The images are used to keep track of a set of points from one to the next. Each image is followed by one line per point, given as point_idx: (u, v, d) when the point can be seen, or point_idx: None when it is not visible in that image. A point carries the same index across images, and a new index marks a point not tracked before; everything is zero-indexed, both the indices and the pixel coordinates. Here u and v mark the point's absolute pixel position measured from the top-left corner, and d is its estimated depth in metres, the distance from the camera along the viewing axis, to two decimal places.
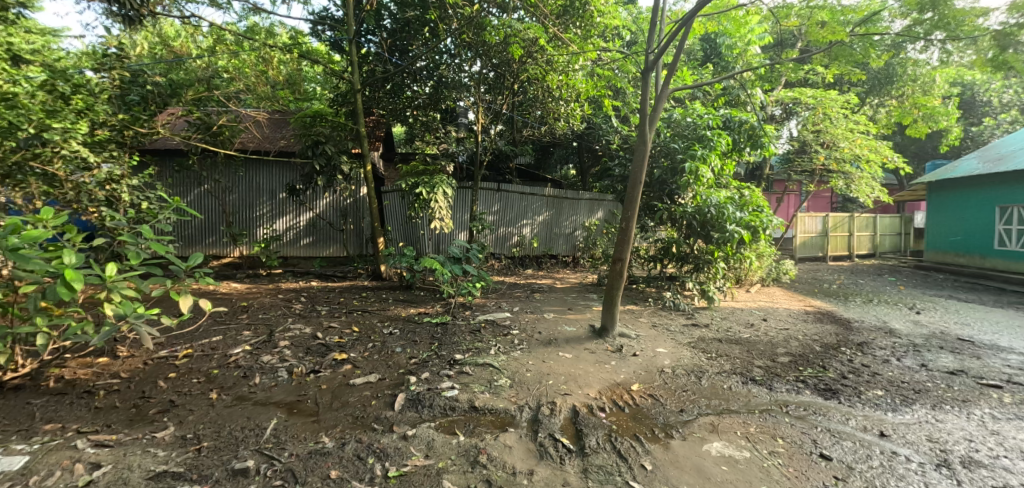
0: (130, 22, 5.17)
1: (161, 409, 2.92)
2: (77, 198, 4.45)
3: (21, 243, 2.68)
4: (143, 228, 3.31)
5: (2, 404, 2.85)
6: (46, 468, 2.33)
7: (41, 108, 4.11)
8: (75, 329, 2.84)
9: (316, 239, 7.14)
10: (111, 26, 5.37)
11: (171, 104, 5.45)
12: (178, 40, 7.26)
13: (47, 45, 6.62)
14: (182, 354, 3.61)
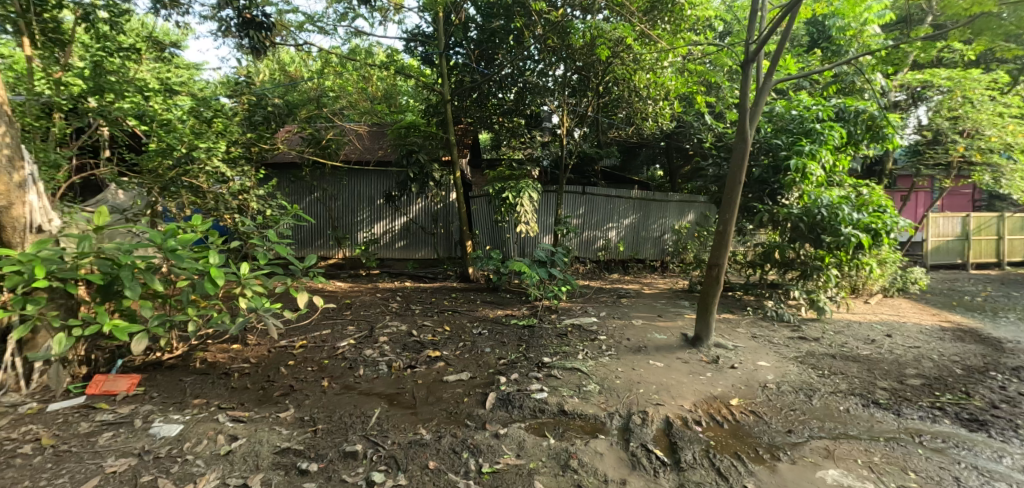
0: (256, 53, 5.91)
1: (283, 392, 3.25)
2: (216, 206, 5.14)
3: (178, 245, 3.16)
4: (269, 232, 3.69)
5: (163, 379, 3.37)
6: (196, 436, 2.72)
7: (190, 131, 4.83)
8: (218, 319, 3.29)
9: (409, 242, 7.59)
10: (241, 58, 6.21)
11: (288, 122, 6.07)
12: (293, 65, 8.11)
13: (194, 77, 7.76)
14: (298, 344, 4.01)
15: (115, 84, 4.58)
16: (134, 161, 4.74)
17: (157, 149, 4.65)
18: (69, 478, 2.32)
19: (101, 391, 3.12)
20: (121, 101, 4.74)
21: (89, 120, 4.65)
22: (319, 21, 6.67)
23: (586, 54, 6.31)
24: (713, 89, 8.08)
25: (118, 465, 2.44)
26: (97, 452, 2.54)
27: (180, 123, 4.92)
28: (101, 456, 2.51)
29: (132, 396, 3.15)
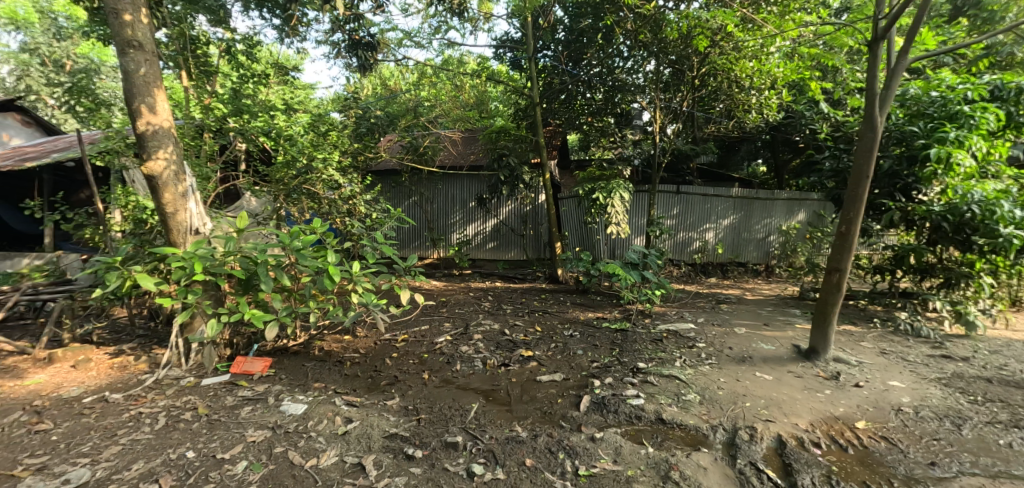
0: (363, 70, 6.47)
1: (389, 382, 3.50)
2: (330, 210, 5.66)
3: (302, 245, 3.53)
4: (377, 233, 3.99)
5: (290, 363, 3.81)
6: (317, 416, 3.02)
7: (310, 144, 5.37)
8: (335, 311, 3.63)
9: (500, 243, 7.82)
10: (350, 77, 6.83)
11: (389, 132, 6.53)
12: (393, 79, 8.72)
13: (310, 95, 8.65)
14: (401, 338, 4.30)
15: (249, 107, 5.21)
16: (265, 172, 5.40)
17: (283, 161, 5.23)
18: (220, 444, 2.71)
19: (241, 370, 3.59)
20: (256, 120, 5.30)
21: (229, 138, 5.32)
22: (416, 37, 7.12)
23: (681, 47, 6.14)
24: (828, 73, 7.43)
25: (256, 436, 2.80)
26: (240, 423, 2.94)
27: (301, 136, 5.46)
28: (244, 427, 2.91)
29: (265, 376, 3.59)
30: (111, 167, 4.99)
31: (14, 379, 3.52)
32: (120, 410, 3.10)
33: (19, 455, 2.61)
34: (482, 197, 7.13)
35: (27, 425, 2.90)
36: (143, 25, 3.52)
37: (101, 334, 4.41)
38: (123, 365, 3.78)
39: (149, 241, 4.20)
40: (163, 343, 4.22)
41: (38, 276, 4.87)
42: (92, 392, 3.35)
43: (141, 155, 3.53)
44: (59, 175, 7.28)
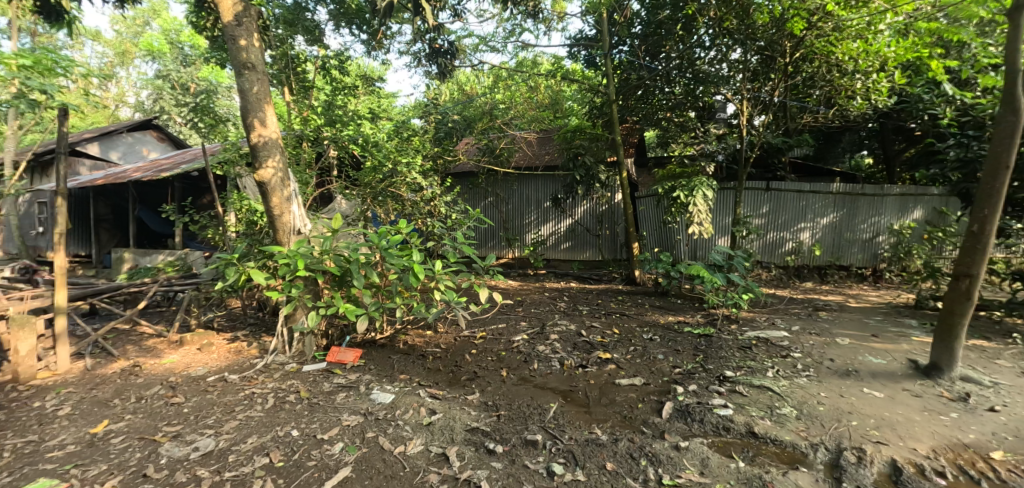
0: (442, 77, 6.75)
1: (469, 377, 3.62)
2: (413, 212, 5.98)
3: (390, 244, 3.74)
4: (457, 233, 4.13)
5: (379, 355, 4.07)
6: (404, 405, 3.20)
7: (395, 149, 5.71)
8: (419, 307, 3.81)
9: (574, 243, 7.75)
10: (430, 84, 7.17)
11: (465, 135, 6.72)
12: (469, 83, 9.00)
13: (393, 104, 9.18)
14: (479, 335, 4.42)
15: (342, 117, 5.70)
16: (355, 176, 5.82)
17: (371, 166, 5.62)
18: (320, 426, 2.97)
19: (336, 359, 3.90)
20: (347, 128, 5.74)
21: (323, 146, 5.80)
22: (491, 41, 7.30)
23: (771, 31, 5.72)
24: (953, 49, 6.51)
25: (351, 420, 3.03)
26: (336, 407, 3.20)
27: (387, 142, 5.80)
28: (339, 411, 3.16)
29: (357, 365, 3.87)
30: (228, 175, 5.65)
31: (155, 358, 4.12)
32: (236, 389, 3.51)
33: (161, 423, 3.05)
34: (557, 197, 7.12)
35: (166, 398, 3.38)
36: (255, 47, 3.94)
37: (220, 321, 5.02)
38: (237, 350, 4.27)
39: (259, 240, 4.71)
40: (270, 331, 4.71)
41: (172, 270, 5.66)
42: (214, 372, 3.81)
43: (254, 164, 3.96)
44: (187, 183, 8.40)
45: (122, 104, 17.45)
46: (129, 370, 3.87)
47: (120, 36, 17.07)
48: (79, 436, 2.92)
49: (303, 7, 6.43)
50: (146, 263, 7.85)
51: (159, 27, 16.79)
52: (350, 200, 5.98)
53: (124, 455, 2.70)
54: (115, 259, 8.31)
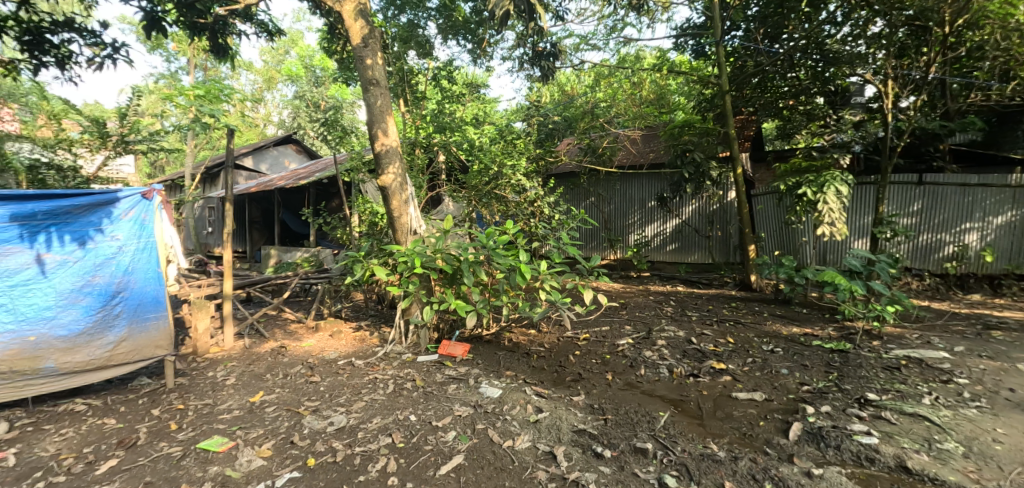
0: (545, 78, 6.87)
1: (574, 378, 3.63)
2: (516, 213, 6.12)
3: (497, 244, 3.88)
4: (562, 234, 4.17)
5: (486, 350, 4.27)
6: (511, 401, 3.31)
7: (501, 152, 5.94)
8: (525, 306, 3.90)
9: (681, 245, 7.38)
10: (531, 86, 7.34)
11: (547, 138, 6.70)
12: (570, 84, 9.00)
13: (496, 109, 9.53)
14: (582, 337, 4.41)
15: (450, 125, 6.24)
16: (463, 179, 6.18)
17: (479, 169, 5.92)
18: (434, 413, 3.19)
19: (446, 352, 4.16)
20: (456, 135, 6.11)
21: (433, 152, 6.16)
22: (592, 39, 7.22)
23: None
24: None
25: (462, 411, 3.21)
26: (448, 397, 3.41)
27: (493, 146, 6.04)
28: (451, 401, 3.36)
29: (465, 359, 4.09)
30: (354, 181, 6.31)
31: (297, 341, 4.76)
32: (362, 373, 3.91)
33: (303, 398, 3.51)
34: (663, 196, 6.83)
35: (306, 377, 3.89)
36: (378, 65, 4.34)
37: (346, 311, 5.65)
38: (362, 338, 4.76)
39: (380, 239, 5.19)
40: (388, 323, 5.19)
41: (308, 266, 6.49)
42: (344, 357, 4.30)
43: (377, 171, 4.37)
44: (320, 188, 9.54)
45: (268, 122, 20.37)
46: (277, 350, 4.52)
47: (268, 65, 19.86)
48: (242, 403, 3.48)
49: (416, 24, 6.95)
50: (288, 258, 9.10)
51: (297, 54, 19.34)
52: (458, 202, 6.34)
53: (276, 423, 3.17)
54: (264, 254, 9.76)
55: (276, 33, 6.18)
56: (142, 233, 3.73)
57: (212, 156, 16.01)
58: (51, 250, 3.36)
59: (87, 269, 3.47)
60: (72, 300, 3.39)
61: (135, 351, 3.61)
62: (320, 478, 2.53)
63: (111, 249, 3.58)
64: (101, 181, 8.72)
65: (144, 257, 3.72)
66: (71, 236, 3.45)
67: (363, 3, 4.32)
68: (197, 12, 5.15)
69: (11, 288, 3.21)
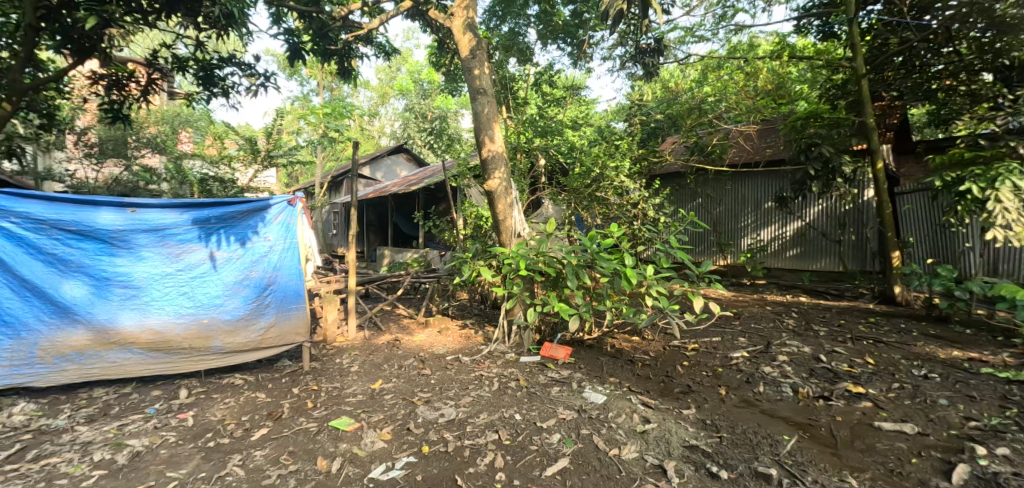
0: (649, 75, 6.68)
1: (683, 390, 3.47)
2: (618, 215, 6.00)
3: (601, 248, 3.87)
4: (670, 238, 4.04)
5: (588, 354, 4.25)
6: (617, 409, 3.25)
7: (604, 153, 5.89)
8: (630, 312, 3.82)
9: (806, 251, 6.84)
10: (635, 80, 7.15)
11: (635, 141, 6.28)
12: (674, 80, 8.61)
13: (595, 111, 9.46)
14: (691, 347, 4.19)
15: (552, 128, 6.48)
16: (564, 182, 6.24)
17: (580, 171, 5.96)
18: (539, 414, 3.25)
19: (548, 354, 4.21)
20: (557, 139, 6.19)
21: (534, 156, 6.37)
22: (699, 30, 6.82)
23: None
24: None
25: (567, 414, 3.23)
26: (552, 400, 3.45)
27: (595, 148, 6.00)
28: (554, 403, 3.40)
29: (567, 362, 4.10)
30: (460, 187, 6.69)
31: (409, 335, 5.16)
32: (469, 370, 4.11)
33: (417, 389, 3.79)
34: (784, 196, 6.28)
35: (418, 369, 4.19)
36: (485, 74, 4.55)
37: (452, 309, 5.92)
38: (467, 336, 5.02)
39: (485, 241, 5.43)
40: (491, 322, 5.41)
41: (418, 265, 7.01)
42: (451, 353, 4.56)
43: (484, 176, 4.58)
44: (427, 193, 10.23)
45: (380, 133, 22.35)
46: (392, 342, 4.94)
47: (381, 81, 21.77)
48: (365, 388, 3.86)
49: (517, 32, 7.15)
50: (399, 258, 9.91)
51: (406, 70, 21.01)
52: (559, 205, 6.40)
53: (394, 410, 3.45)
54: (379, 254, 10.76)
55: (391, 53, 6.75)
56: (288, 234, 4.28)
57: (336, 166, 18.03)
58: (220, 248, 4.01)
59: (246, 265, 4.09)
60: (235, 291, 4.03)
61: (280, 336, 4.19)
62: (435, 465, 2.71)
63: (264, 248, 4.17)
64: (252, 190, 10.27)
65: (289, 255, 4.27)
66: (235, 237, 4.08)
67: (471, 17, 4.58)
68: (329, 39, 5.85)
69: (192, 279, 3.90)
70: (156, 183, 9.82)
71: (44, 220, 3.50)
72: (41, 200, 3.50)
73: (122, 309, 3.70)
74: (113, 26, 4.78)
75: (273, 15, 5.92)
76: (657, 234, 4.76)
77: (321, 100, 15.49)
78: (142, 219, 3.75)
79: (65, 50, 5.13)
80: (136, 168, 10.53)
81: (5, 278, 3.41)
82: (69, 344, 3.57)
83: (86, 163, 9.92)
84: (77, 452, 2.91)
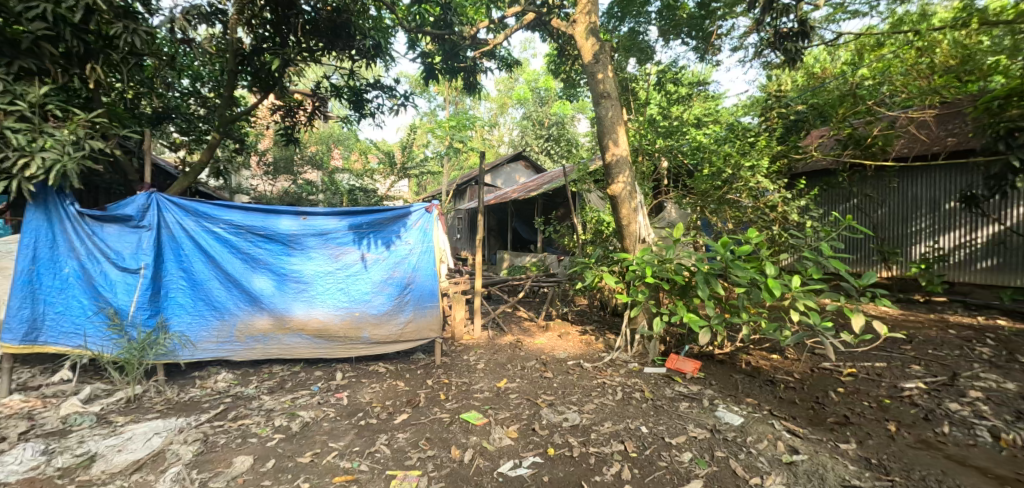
0: (792, 62, 6.09)
1: (838, 421, 3.09)
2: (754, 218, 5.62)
3: (736, 255, 3.63)
4: (821, 245, 3.65)
5: (720, 370, 4.05)
6: (757, 433, 2.99)
7: (738, 153, 5.59)
8: (771, 328, 3.50)
9: (1005, 262, 5.82)
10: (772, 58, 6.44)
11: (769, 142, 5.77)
12: (821, 65, 7.64)
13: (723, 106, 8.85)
14: (847, 372, 3.83)
15: (677, 128, 6.07)
16: (691, 185, 5.99)
17: (709, 172, 5.64)
18: (667, 429, 3.12)
19: (675, 367, 4.06)
20: (682, 140, 6.05)
21: (656, 158, 6.21)
22: (852, 5, 5.95)
23: None
24: None
25: (698, 432, 3.05)
26: (681, 416, 3.30)
27: (727, 147, 5.73)
28: (684, 420, 3.24)
29: (697, 377, 3.91)
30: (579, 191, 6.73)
31: (530, 338, 5.35)
32: (591, 376, 4.13)
33: (540, 391, 3.90)
34: (971, 193, 5.48)
35: (540, 371, 4.32)
36: (609, 78, 4.64)
37: (571, 314, 6.20)
38: (587, 342, 5.06)
39: (607, 247, 5.44)
40: (612, 330, 5.40)
41: (537, 270, 7.24)
42: (572, 358, 4.63)
43: (607, 181, 4.64)
44: (545, 198, 10.46)
45: (495, 141, 23.57)
46: (515, 343, 5.17)
47: (501, 93, 22.93)
48: (491, 386, 4.08)
49: (637, 31, 6.97)
50: (517, 262, 10.36)
51: (524, 80, 21.90)
52: (684, 209, 6.17)
53: (519, 409, 3.60)
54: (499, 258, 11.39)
55: (512, 65, 7.10)
56: (425, 238, 4.71)
57: (459, 174, 19.40)
58: (370, 251, 4.57)
59: (390, 265, 4.60)
60: (381, 288, 4.56)
61: (417, 331, 4.66)
62: (560, 469, 2.74)
63: (405, 251, 4.65)
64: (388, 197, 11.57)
65: (426, 257, 4.71)
66: (382, 240, 4.60)
67: (593, 22, 4.69)
68: (458, 59, 6.38)
69: (348, 277, 4.49)
70: (315, 193, 11.71)
71: (242, 225, 4.26)
72: (241, 209, 4.25)
73: (296, 300, 4.40)
74: (292, 65, 5.77)
75: (409, 40, 6.59)
76: (802, 241, 4.33)
77: (445, 113, 16.87)
78: (311, 225, 4.40)
79: (256, 87, 6.32)
80: (300, 180, 12.54)
81: (215, 272, 4.22)
82: (257, 327, 4.34)
83: (265, 179, 12.16)
84: (263, 417, 3.53)
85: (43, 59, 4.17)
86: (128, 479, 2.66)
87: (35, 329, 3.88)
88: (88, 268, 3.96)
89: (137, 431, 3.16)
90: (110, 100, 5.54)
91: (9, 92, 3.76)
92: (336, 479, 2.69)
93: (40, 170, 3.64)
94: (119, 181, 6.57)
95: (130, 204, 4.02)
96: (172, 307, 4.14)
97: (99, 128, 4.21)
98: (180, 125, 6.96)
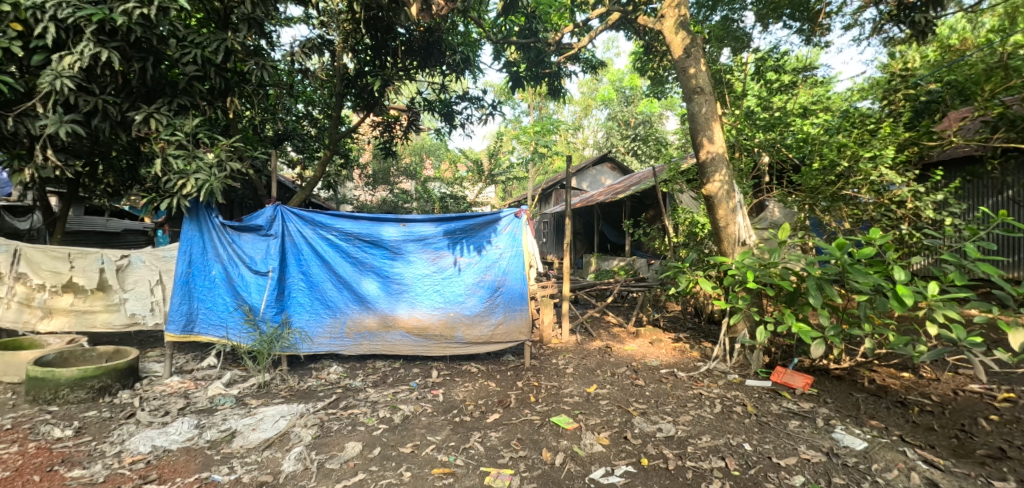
0: (919, 36, 5.36)
1: (991, 454, 2.67)
2: (878, 215, 5.12)
3: (856, 259, 3.26)
4: (967, 245, 3.15)
5: (836, 388, 3.73)
6: (884, 461, 2.67)
7: (856, 142, 5.03)
8: (902, 342, 3.10)
9: None
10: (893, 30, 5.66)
11: (892, 126, 5.14)
12: (958, 36, 6.59)
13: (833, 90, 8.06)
14: (1001, 398, 3.38)
15: (780, 119, 5.64)
16: (797, 181, 5.63)
17: (820, 166, 5.15)
18: (774, 449, 2.90)
19: (783, 381, 3.84)
20: (785, 131, 5.64)
21: (756, 153, 5.96)
22: None
23: None
24: None
25: (812, 455, 2.80)
26: (791, 435, 3.06)
27: (841, 137, 5.20)
28: (794, 440, 3.00)
29: (808, 393, 3.67)
30: (670, 192, 6.58)
31: (620, 344, 5.38)
32: (686, 386, 4.03)
33: (631, 399, 3.85)
34: None
35: (632, 379, 4.28)
36: (702, 72, 4.44)
37: (663, 321, 6.17)
38: (681, 351, 4.98)
39: (703, 249, 5.28)
40: (707, 338, 5.29)
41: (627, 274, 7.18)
42: (666, 366, 4.58)
43: (702, 180, 4.46)
44: (634, 200, 10.30)
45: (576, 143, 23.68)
46: (605, 349, 5.21)
47: (585, 95, 22.91)
48: (582, 391, 4.10)
49: (731, 18, 6.61)
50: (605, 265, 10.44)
51: (608, 79, 21.70)
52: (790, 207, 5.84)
53: (610, 416, 3.56)
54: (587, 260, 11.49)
55: (595, 66, 7.13)
56: (514, 243, 4.85)
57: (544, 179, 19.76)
58: (463, 255, 4.81)
59: (482, 269, 4.81)
60: (473, 291, 4.79)
61: (507, 333, 4.84)
62: (655, 480, 2.67)
63: (496, 255, 4.83)
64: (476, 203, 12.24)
65: (515, 261, 4.86)
66: (474, 246, 4.82)
67: (683, 14, 4.49)
68: (542, 64, 6.60)
69: (443, 279, 4.78)
70: (410, 201, 12.78)
71: (351, 233, 4.70)
72: (350, 218, 4.70)
73: (397, 301, 4.76)
74: (393, 83, 6.34)
75: (493, 52, 6.92)
76: (941, 241, 3.80)
77: (527, 120, 17.37)
78: (410, 231, 4.72)
79: (360, 106, 6.98)
80: (395, 190, 13.66)
81: (329, 274, 4.72)
82: (365, 325, 4.76)
83: (367, 190, 13.45)
84: (369, 408, 3.88)
85: (194, 97, 4.92)
86: (261, 455, 3.07)
87: (190, 321, 4.60)
88: (230, 271, 4.61)
89: (267, 413, 3.65)
90: (242, 127, 6.45)
91: (172, 125, 4.51)
92: (435, 471, 2.87)
93: (194, 188, 4.28)
94: (250, 194, 7.60)
95: (260, 215, 4.62)
96: (294, 305, 4.70)
97: (238, 151, 4.84)
98: (298, 144, 7.93)
